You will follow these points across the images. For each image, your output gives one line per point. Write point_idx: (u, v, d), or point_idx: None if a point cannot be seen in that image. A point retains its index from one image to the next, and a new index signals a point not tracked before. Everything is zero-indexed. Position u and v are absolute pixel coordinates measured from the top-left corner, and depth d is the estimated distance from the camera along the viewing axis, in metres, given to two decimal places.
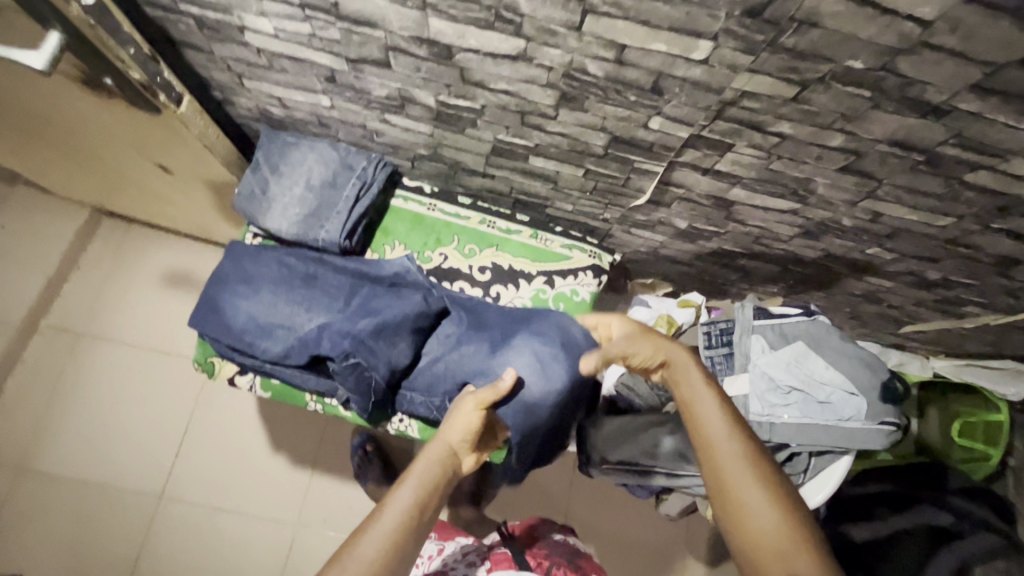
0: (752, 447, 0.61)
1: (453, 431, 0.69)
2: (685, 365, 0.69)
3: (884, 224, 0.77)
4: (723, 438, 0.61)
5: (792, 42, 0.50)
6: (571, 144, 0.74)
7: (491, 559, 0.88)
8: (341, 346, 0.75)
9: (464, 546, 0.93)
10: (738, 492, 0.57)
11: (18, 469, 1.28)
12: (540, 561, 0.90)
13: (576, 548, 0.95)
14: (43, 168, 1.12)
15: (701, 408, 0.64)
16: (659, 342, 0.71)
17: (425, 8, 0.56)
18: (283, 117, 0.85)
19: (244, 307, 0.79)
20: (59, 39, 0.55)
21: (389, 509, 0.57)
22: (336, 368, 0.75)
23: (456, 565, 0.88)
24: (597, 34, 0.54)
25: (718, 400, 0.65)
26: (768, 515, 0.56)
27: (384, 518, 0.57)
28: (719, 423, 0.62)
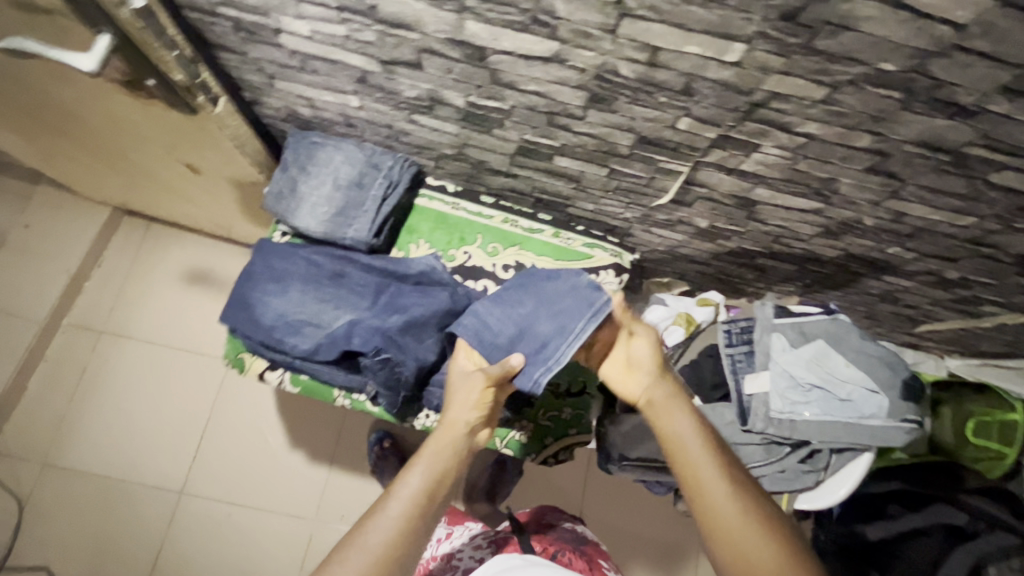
0: (737, 483, 0.63)
1: (466, 397, 0.72)
2: (672, 390, 0.71)
3: (905, 224, 0.78)
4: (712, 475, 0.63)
5: (825, 45, 0.50)
6: (597, 145, 0.76)
7: (495, 541, 0.92)
8: (372, 342, 0.74)
9: (473, 530, 0.98)
10: (728, 529, 0.59)
11: (40, 464, 1.30)
12: (545, 546, 0.92)
13: (582, 535, 0.99)
14: (69, 166, 1.14)
15: (686, 435, 0.66)
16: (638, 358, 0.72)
17: (462, 11, 0.57)
18: (311, 116, 0.86)
19: (275, 305, 0.80)
20: (108, 42, 0.55)
21: (398, 494, 0.61)
22: (367, 364, 0.76)
23: (463, 548, 0.92)
24: (632, 37, 0.55)
25: (698, 432, 0.67)
26: (759, 541, 0.58)
27: (392, 505, 0.60)
28: (706, 462, 0.64)
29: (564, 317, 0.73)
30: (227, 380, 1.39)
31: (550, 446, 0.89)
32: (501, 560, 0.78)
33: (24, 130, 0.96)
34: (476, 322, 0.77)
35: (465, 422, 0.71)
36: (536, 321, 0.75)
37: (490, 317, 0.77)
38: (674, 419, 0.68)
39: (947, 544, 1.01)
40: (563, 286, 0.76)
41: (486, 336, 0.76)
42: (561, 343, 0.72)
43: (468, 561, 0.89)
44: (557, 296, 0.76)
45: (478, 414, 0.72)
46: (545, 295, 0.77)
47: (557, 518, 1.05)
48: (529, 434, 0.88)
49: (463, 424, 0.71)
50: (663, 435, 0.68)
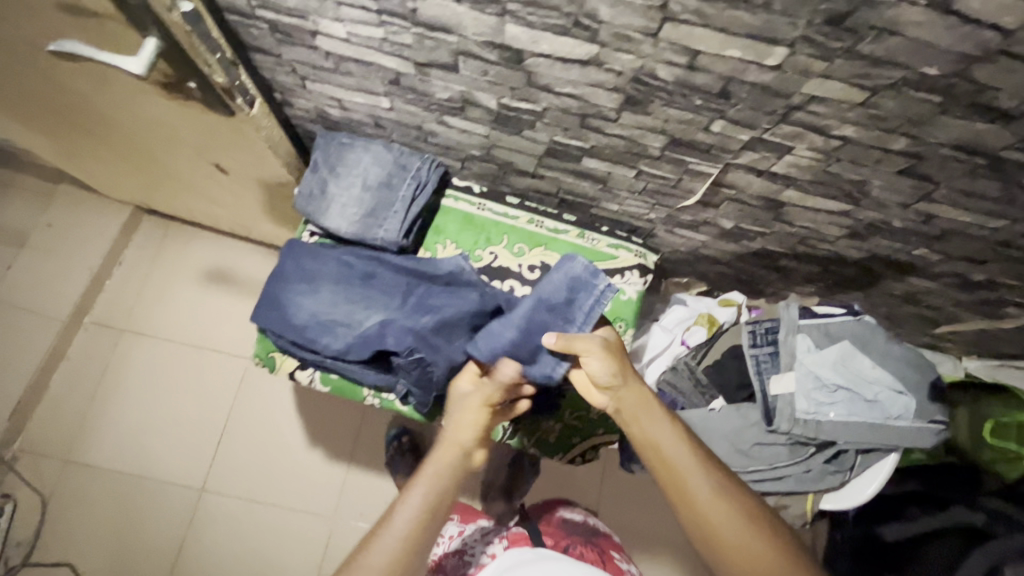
0: (718, 479, 0.67)
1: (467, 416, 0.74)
2: (639, 397, 0.72)
3: (934, 226, 0.78)
4: (696, 474, 0.66)
5: (869, 49, 0.51)
6: (628, 146, 0.76)
7: (507, 538, 0.90)
8: (405, 342, 0.76)
9: (486, 527, 0.97)
10: (716, 524, 0.64)
11: (62, 460, 1.31)
12: (557, 540, 0.95)
13: (595, 527, 1.01)
14: (92, 165, 1.15)
15: (665, 443, 0.69)
16: (610, 368, 0.72)
17: (503, 15, 0.57)
18: (340, 117, 0.86)
19: (307, 305, 0.80)
20: (156, 45, 0.55)
21: (399, 512, 0.64)
22: (400, 364, 0.77)
23: (475, 544, 0.91)
24: (673, 40, 0.55)
25: (676, 433, 0.70)
26: (745, 537, 0.63)
27: (393, 523, 0.62)
28: (688, 460, 0.68)
29: (567, 315, 0.74)
30: (247, 378, 1.40)
31: (579, 446, 0.89)
32: (516, 556, 0.82)
33: (52, 129, 0.97)
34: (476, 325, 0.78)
35: (465, 439, 0.72)
36: (538, 321, 0.74)
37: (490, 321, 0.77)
38: (652, 422, 0.71)
39: (965, 545, 1.02)
40: (558, 280, 0.74)
41: (494, 343, 0.75)
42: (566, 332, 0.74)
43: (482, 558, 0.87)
44: (553, 292, 0.74)
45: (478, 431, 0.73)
46: (541, 292, 0.74)
47: (566, 509, 1.07)
48: (557, 433, 0.89)
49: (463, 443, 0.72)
50: (642, 438, 0.70)
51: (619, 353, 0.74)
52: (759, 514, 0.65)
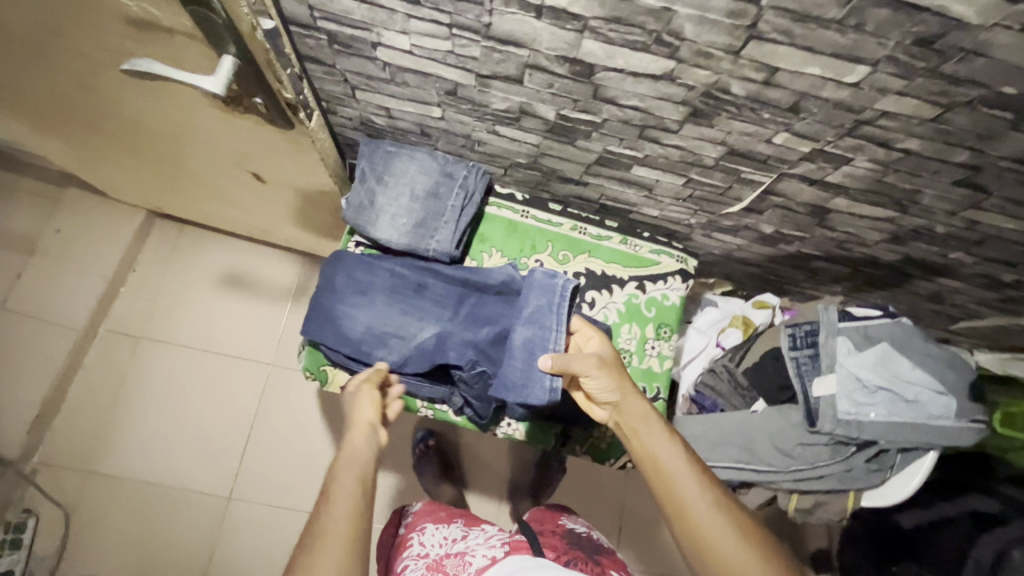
0: (719, 499, 0.64)
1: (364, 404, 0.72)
2: (636, 411, 0.70)
3: (977, 232, 0.80)
4: (697, 493, 0.64)
5: (953, 69, 0.52)
6: (682, 156, 0.77)
7: (509, 543, 0.87)
8: (468, 355, 0.78)
9: (488, 531, 0.94)
10: (715, 546, 0.60)
11: (84, 473, 1.28)
12: (559, 555, 0.90)
13: (596, 543, 0.99)
14: (109, 172, 1.11)
15: (663, 458, 0.67)
16: (611, 385, 0.70)
17: (583, 30, 0.56)
18: (384, 125, 0.85)
19: (361, 319, 0.81)
20: (232, 63, 0.54)
21: (334, 493, 0.61)
22: (463, 377, 0.79)
23: (477, 546, 0.88)
24: (755, 58, 0.55)
25: (678, 450, 0.67)
26: (745, 560, 0.59)
27: (332, 503, 0.60)
28: (689, 480, 0.65)
29: (544, 326, 0.76)
30: (269, 384, 1.38)
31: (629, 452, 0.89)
32: (517, 563, 0.79)
33: (77, 137, 0.94)
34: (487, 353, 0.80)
35: (369, 420, 0.71)
36: (524, 340, 0.76)
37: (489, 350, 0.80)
38: (654, 439, 0.68)
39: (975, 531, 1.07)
40: (535, 297, 0.78)
41: (504, 378, 0.76)
42: (549, 342, 0.74)
43: (481, 560, 0.84)
44: (533, 310, 0.77)
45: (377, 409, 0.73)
46: (522, 314, 0.78)
47: (569, 521, 1.06)
48: (608, 440, 0.89)
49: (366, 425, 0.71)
50: (642, 455, 0.68)
51: (622, 368, 0.72)
52: (759, 535, 0.62)
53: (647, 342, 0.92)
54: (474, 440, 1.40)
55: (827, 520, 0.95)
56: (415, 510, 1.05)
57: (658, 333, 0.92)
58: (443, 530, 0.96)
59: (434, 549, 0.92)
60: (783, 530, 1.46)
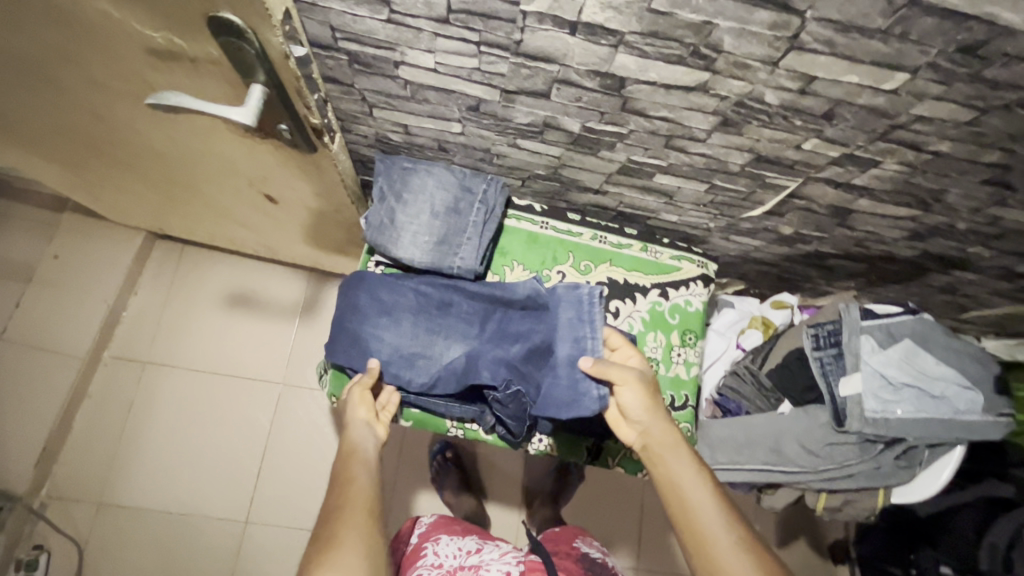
0: (745, 542, 0.60)
1: (356, 408, 0.74)
2: (668, 437, 0.68)
3: (998, 227, 0.81)
4: (720, 530, 0.60)
5: (995, 74, 0.51)
6: (707, 164, 0.76)
7: (524, 562, 0.86)
8: (501, 376, 0.78)
9: (503, 547, 0.92)
10: None
11: (95, 504, 1.25)
12: None
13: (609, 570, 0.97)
14: (110, 196, 1.08)
15: (688, 490, 0.64)
16: (644, 405, 0.69)
17: (618, 45, 0.55)
18: (400, 142, 0.83)
19: (388, 340, 0.80)
20: (261, 91, 0.53)
21: (350, 487, 0.65)
22: (498, 398, 0.79)
23: (492, 561, 0.87)
24: (793, 68, 0.55)
25: (705, 485, 0.64)
26: None
27: (348, 497, 0.64)
28: (714, 515, 0.62)
29: (579, 339, 0.75)
30: (281, 403, 1.36)
31: None
32: None
33: (78, 162, 0.91)
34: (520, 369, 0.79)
35: (367, 418, 0.74)
36: (566, 357, 0.74)
37: (526, 367, 0.79)
38: (681, 468, 0.66)
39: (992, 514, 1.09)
40: (564, 311, 0.77)
41: (551, 398, 0.74)
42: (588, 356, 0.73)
43: None
44: (565, 324, 0.76)
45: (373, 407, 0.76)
46: (558, 332, 0.76)
47: (583, 542, 1.04)
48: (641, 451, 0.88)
49: (366, 422, 0.74)
50: (666, 483, 0.66)
51: (658, 393, 0.71)
52: None
53: (673, 350, 0.91)
54: (491, 450, 1.39)
55: (856, 517, 0.95)
56: (429, 521, 1.02)
57: (684, 339, 0.92)
58: (457, 541, 0.94)
59: (448, 560, 0.89)
60: (801, 522, 1.47)
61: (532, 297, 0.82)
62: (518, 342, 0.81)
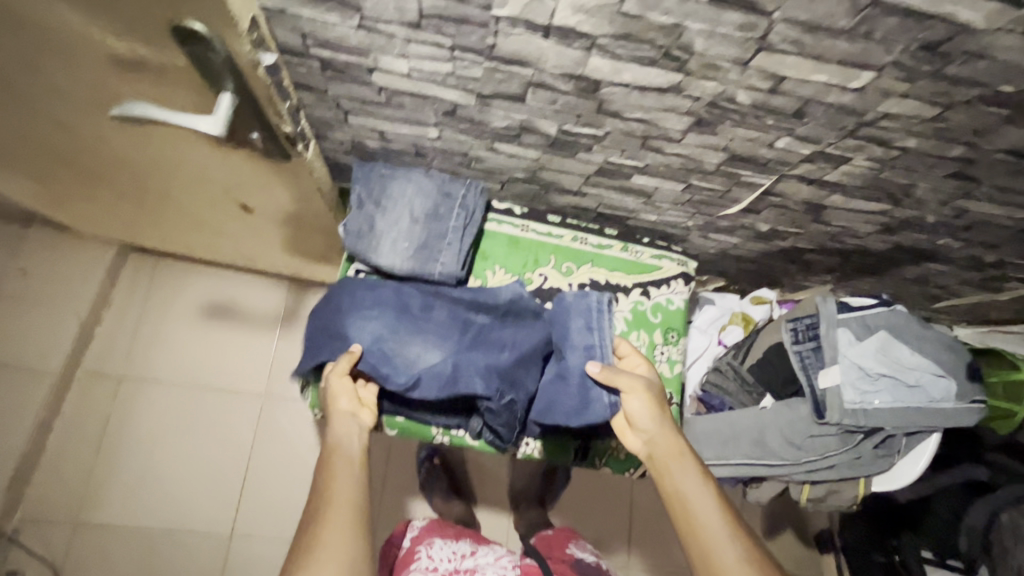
0: (748, 550, 0.63)
1: (341, 402, 0.73)
2: (673, 448, 0.71)
3: (965, 219, 0.83)
4: (725, 539, 0.64)
5: (956, 71, 0.53)
6: (683, 163, 0.77)
7: (520, 567, 0.90)
8: (496, 384, 0.76)
9: (498, 551, 0.93)
10: None
11: (73, 526, 1.22)
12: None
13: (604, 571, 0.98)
14: (79, 208, 1.05)
15: (693, 500, 0.67)
16: (650, 414, 0.73)
17: (591, 48, 0.55)
18: (377, 148, 0.82)
19: (376, 338, 0.78)
20: (230, 100, 0.52)
21: (334, 490, 0.65)
22: (491, 407, 0.76)
23: (487, 565, 0.89)
24: (762, 68, 0.55)
25: (710, 495, 0.67)
26: None
27: (332, 501, 0.63)
28: (719, 524, 0.65)
29: (590, 347, 0.79)
30: (264, 415, 1.33)
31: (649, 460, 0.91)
32: None
33: (44, 175, 0.89)
34: (512, 374, 0.78)
35: (350, 413, 0.73)
36: (578, 365, 0.79)
37: (519, 373, 0.79)
38: (686, 478, 0.69)
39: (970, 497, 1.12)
40: (574, 320, 0.81)
41: (559, 406, 0.77)
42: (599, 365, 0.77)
43: None
44: (574, 332, 0.81)
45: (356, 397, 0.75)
46: (567, 342, 0.81)
47: (576, 547, 1.03)
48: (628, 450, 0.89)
49: (351, 418, 0.73)
50: (672, 493, 0.69)
51: (663, 403, 0.74)
52: None
53: (656, 348, 0.92)
54: (479, 455, 1.39)
55: (840, 507, 0.97)
56: (421, 524, 1.00)
57: (667, 338, 0.93)
58: (451, 545, 0.92)
59: (443, 563, 0.88)
60: (787, 512, 1.50)
61: (516, 303, 0.84)
62: (506, 347, 0.80)
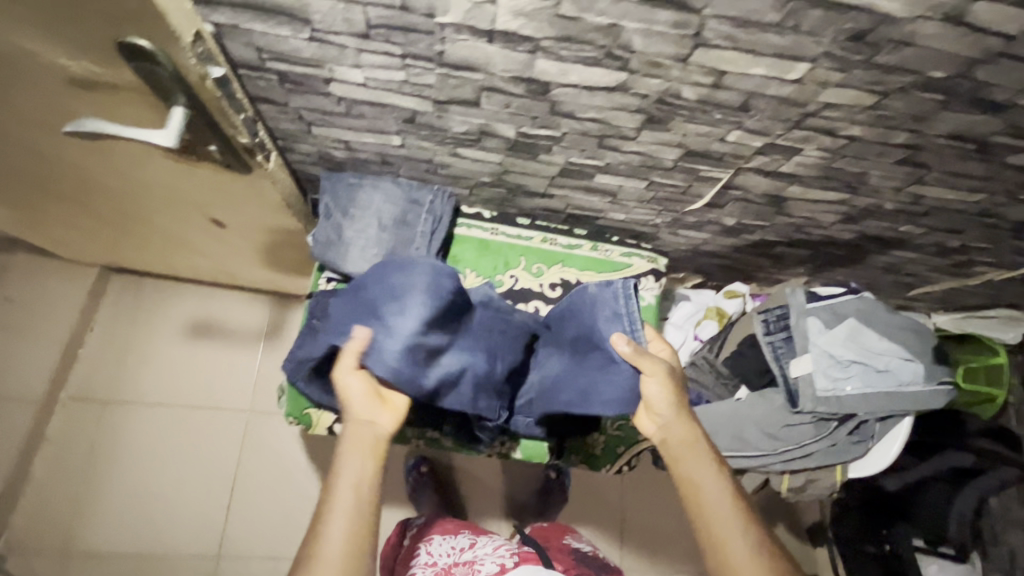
0: (758, 540, 0.65)
1: (358, 406, 0.68)
2: (688, 435, 0.72)
3: (922, 205, 0.85)
4: (735, 527, 0.65)
5: (886, 59, 0.55)
6: (643, 161, 0.78)
7: (518, 554, 0.87)
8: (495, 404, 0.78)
9: (497, 540, 0.92)
10: None
11: (60, 552, 1.21)
12: (567, 567, 0.92)
13: (602, 560, 0.98)
14: (57, 232, 1.06)
15: (705, 488, 0.68)
16: (667, 400, 0.72)
17: (536, 51, 0.57)
18: (344, 158, 0.83)
19: (410, 333, 0.69)
20: (183, 114, 0.54)
21: (334, 511, 0.62)
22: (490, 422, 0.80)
23: (486, 556, 0.87)
24: (702, 64, 0.57)
25: (723, 484, 0.69)
26: None
27: (333, 523, 0.61)
28: (730, 513, 0.66)
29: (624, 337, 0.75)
30: (249, 432, 1.33)
31: (624, 455, 0.94)
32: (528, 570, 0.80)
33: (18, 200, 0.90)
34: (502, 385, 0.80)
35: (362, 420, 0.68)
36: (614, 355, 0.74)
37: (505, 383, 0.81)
38: (701, 465, 0.70)
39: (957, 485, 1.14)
40: (601, 310, 0.77)
41: (597, 393, 0.74)
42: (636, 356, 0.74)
43: (490, 567, 0.84)
44: (602, 322, 0.77)
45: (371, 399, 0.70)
46: (595, 330, 0.77)
47: (572, 538, 1.06)
48: (601, 446, 0.93)
49: (364, 424, 0.68)
50: (685, 479, 0.70)
51: (680, 390, 0.74)
52: None
53: None
54: (468, 462, 1.39)
55: (820, 496, 0.98)
56: (420, 522, 1.03)
57: None
58: (451, 540, 0.93)
59: (443, 558, 0.90)
60: (778, 507, 1.50)
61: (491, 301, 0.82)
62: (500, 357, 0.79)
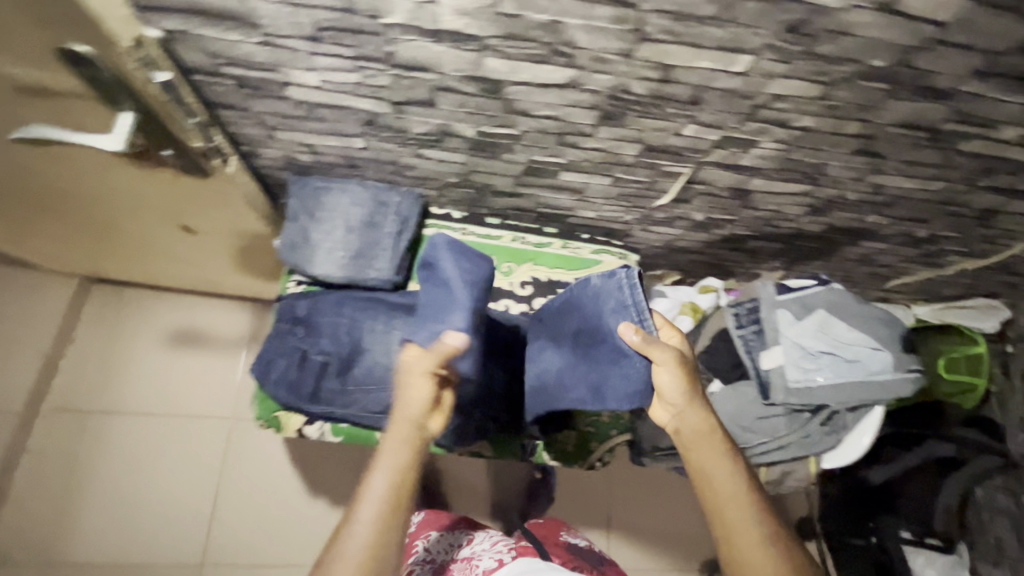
0: (770, 528, 0.68)
1: (410, 405, 0.68)
2: (702, 426, 0.72)
3: (885, 194, 0.86)
4: (749, 518, 0.67)
5: (826, 49, 0.56)
6: (605, 157, 0.79)
7: (516, 548, 0.89)
8: None
9: (495, 535, 0.95)
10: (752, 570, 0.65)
11: (43, 565, 1.20)
12: (566, 560, 0.93)
13: (597, 554, 1.01)
14: (34, 245, 1.07)
15: (717, 478, 0.70)
16: (681, 391, 0.72)
17: (483, 50, 0.58)
18: (310, 162, 0.84)
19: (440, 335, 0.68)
20: (130, 119, 0.59)
21: (363, 503, 0.63)
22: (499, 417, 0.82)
23: (483, 551, 0.90)
24: (648, 58, 0.58)
25: (736, 474, 0.70)
26: None
27: (360, 515, 0.63)
28: (741, 503, 0.68)
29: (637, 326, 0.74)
30: (233, 440, 1.33)
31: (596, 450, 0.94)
32: (526, 563, 0.82)
33: None
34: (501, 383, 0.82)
35: (412, 419, 0.68)
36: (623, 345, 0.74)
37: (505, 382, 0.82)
38: (717, 455, 0.70)
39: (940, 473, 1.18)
40: (607, 302, 0.75)
41: (608, 390, 0.74)
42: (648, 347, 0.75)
43: (489, 562, 0.86)
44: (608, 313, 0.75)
45: (423, 404, 0.69)
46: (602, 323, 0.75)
47: (568, 534, 1.05)
48: (574, 441, 0.93)
49: (412, 423, 0.68)
50: (699, 467, 0.71)
51: (695, 380, 0.73)
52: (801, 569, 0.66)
53: None
54: (454, 465, 1.38)
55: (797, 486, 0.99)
56: (418, 518, 1.02)
57: None
58: (450, 537, 0.96)
59: (440, 555, 0.93)
60: None
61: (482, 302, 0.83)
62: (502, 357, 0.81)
